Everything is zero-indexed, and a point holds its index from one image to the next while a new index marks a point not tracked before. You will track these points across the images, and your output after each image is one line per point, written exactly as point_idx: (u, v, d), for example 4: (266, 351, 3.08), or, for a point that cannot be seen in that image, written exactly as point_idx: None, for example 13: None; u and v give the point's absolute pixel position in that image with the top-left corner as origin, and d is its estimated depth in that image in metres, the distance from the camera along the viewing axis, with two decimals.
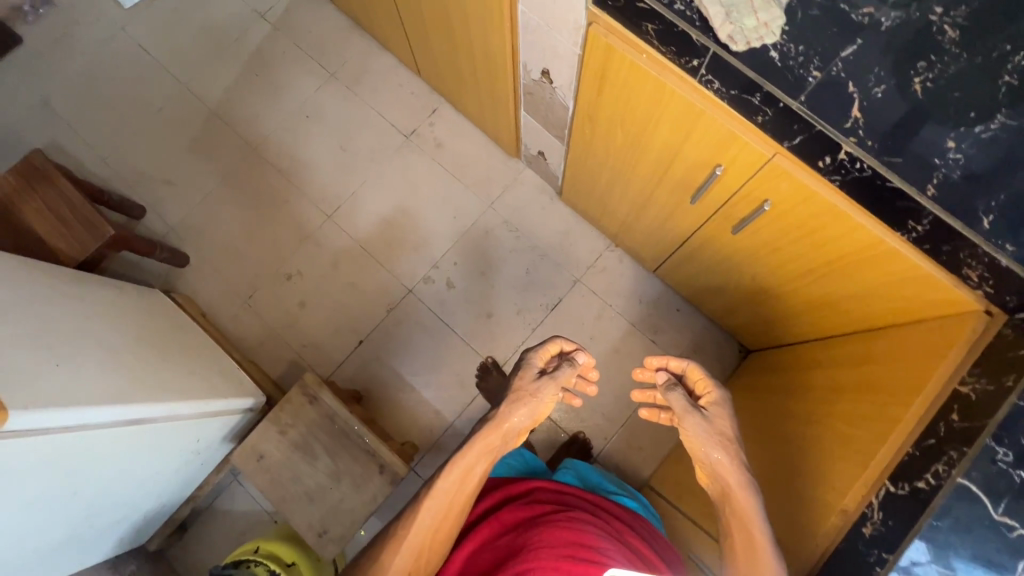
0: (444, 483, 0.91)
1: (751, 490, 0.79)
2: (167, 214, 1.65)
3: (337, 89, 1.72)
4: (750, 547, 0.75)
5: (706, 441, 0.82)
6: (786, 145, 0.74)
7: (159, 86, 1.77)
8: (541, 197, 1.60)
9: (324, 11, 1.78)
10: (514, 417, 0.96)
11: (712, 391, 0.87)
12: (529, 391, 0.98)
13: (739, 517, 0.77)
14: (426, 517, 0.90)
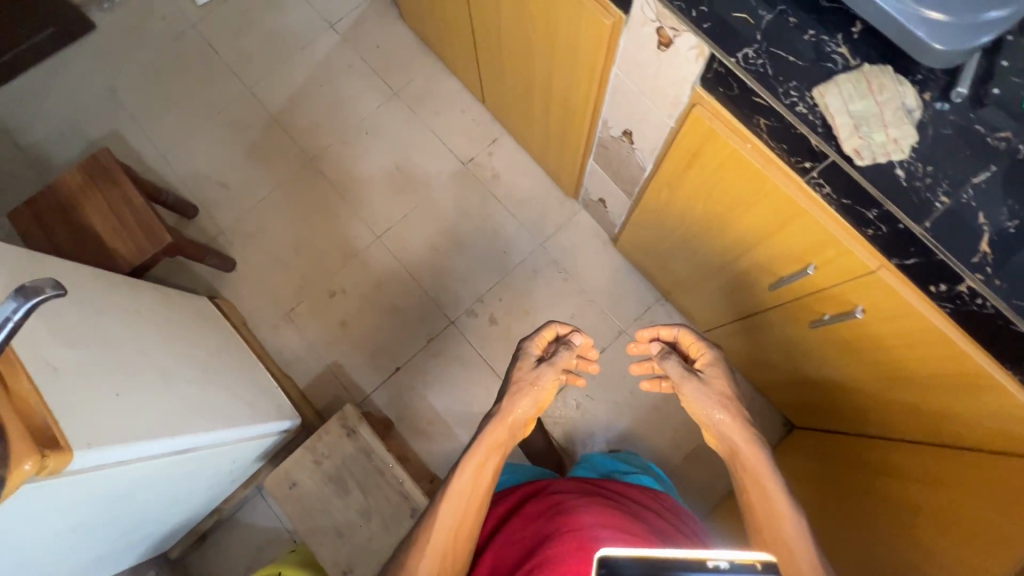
0: (459, 484, 0.86)
1: (757, 447, 0.80)
2: (219, 216, 1.66)
3: (400, 108, 1.72)
4: (768, 512, 0.74)
5: (708, 402, 0.84)
6: (895, 262, 0.71)
7: (224, 87, 1.78)
8: (594, 242, 1.57)
9: (393, 28, 1.78)
10: (519, 407, 0.93)
11: (705, 354, 0.89)
12: (529, 379, 0.95)
13: (753, 481, 0.77)
14: (444, 524, 0.83)
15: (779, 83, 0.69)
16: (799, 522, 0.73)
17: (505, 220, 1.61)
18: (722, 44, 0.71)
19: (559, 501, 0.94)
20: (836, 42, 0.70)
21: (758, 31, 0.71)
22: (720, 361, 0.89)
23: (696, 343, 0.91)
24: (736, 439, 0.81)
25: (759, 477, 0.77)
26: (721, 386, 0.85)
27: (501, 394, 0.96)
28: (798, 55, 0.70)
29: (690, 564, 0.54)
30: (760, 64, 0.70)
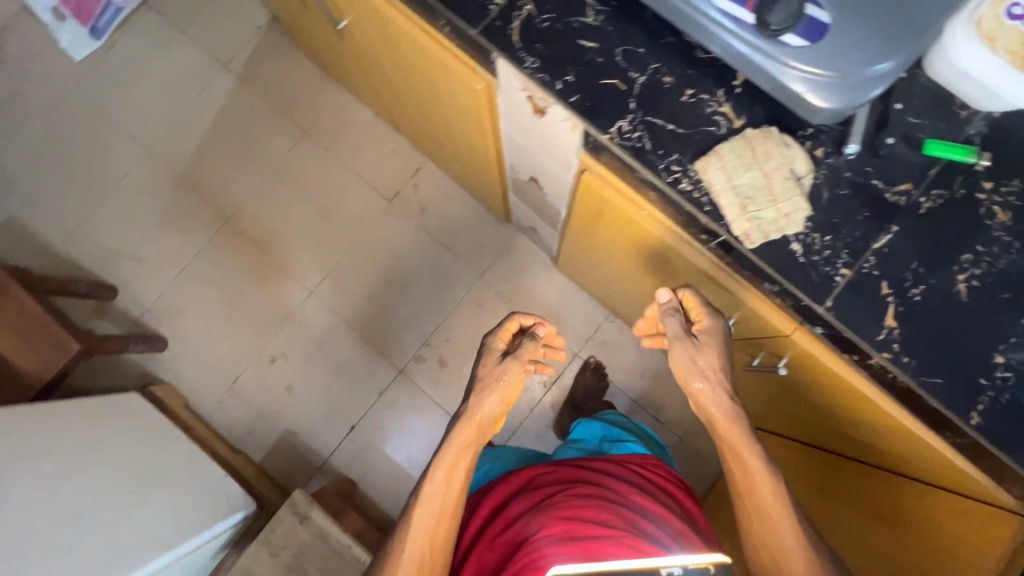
0: (430, 489, 0.84)
1: (738, 416, 0.75)
2: (141, 293, 1.57)
3: (313, 148, 1.61)
4: (745, 477, 0.73)
5: (695, 371, 0.75)
6: (810, 328, 0.65)
7: (122, 150, 1.65)
8: (534, 265, 1.51)
9: (293, 60, 1.64)
10: (488, 406, 0.85)
11: (704, 316, 0.76)
12: (494, 377, 0.86)
13: (736, 456, 0.74)
14: (423, 530, 0.83)
15: (659, 156, 0.62)
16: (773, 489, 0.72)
17: (440, 255, 1.54)
18: (593, 119, 0.64)
19: (536, 503, 0.90)
20: (717, 100, 0.63)
21: (631, 98, 0.64)
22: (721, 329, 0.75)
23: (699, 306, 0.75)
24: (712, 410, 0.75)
25: (739, 450, 0.74)
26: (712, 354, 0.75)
27: (466, 392, 0.88)
28: (676, 121, 0.63)
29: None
30: (636, 137, 0.63)
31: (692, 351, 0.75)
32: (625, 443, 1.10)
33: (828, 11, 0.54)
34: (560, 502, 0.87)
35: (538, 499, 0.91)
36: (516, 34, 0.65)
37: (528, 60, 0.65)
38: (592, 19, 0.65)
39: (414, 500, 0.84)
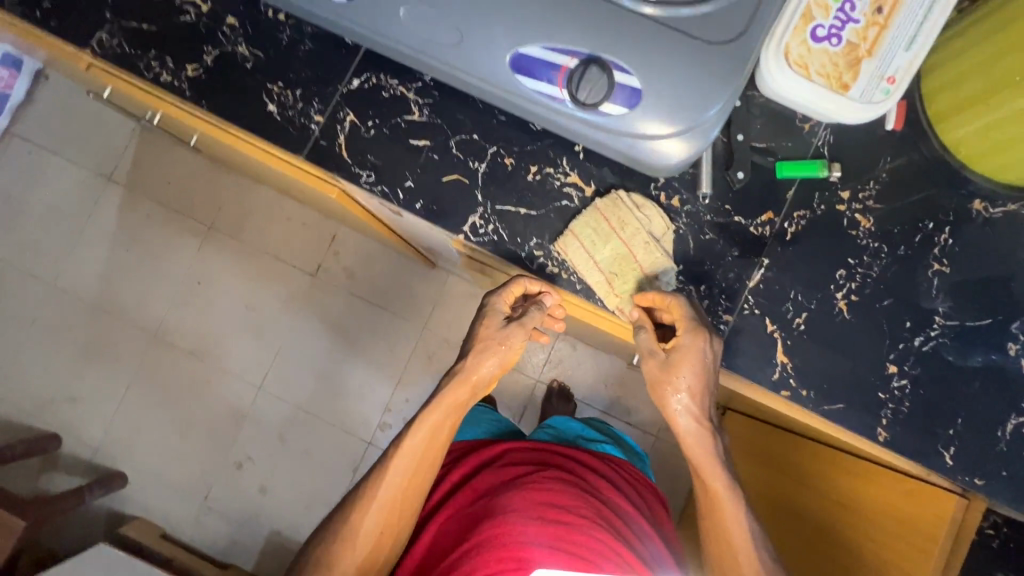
0: (412, 438, 0.82)
1: (708, 440, 0.67)
2: (86, 434, 1.51)
3: (222, 241, 1.54)
4: (709, 500, 0.69)
5: (667, 395, 0.63)
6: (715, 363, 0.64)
7: (24, 292, 1.56)
8: (475, 303, 1.48)
9: (177, 154, 1.57)
10: (483, 367, 0.80)
11: (691, 335, 0.59)
12: (496, 339, 0.80)
13: (705, 484, 0.69)
14: (397, 476, 0.82)
15: (518, 244, 0.62)
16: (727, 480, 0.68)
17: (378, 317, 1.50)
18: (446, 222, 0.63)
19: (514, 477, 0.88)
20: (562, 170, 0.62)
21: (477, 190, 0.62)
22: (709, 353, 0.60)
23: (684, 319, 0.59)
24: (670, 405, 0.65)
25: (703, 464, 0.68)
26: (692, 374, 0.61)
27: (464, 349, 0.83)
28: (528, 203, 0.62)
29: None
30: (492, 229, 0.62)
31: (669, 371, 0.62)
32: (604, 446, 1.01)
33: (636, 76, 0.51)
34: (539, 485, 0.86)
35: (516, 475, 0.88)
36: (343, 150, 0.63)
37: (364, 175, 0.63)
38: (418, 114, 0.63)
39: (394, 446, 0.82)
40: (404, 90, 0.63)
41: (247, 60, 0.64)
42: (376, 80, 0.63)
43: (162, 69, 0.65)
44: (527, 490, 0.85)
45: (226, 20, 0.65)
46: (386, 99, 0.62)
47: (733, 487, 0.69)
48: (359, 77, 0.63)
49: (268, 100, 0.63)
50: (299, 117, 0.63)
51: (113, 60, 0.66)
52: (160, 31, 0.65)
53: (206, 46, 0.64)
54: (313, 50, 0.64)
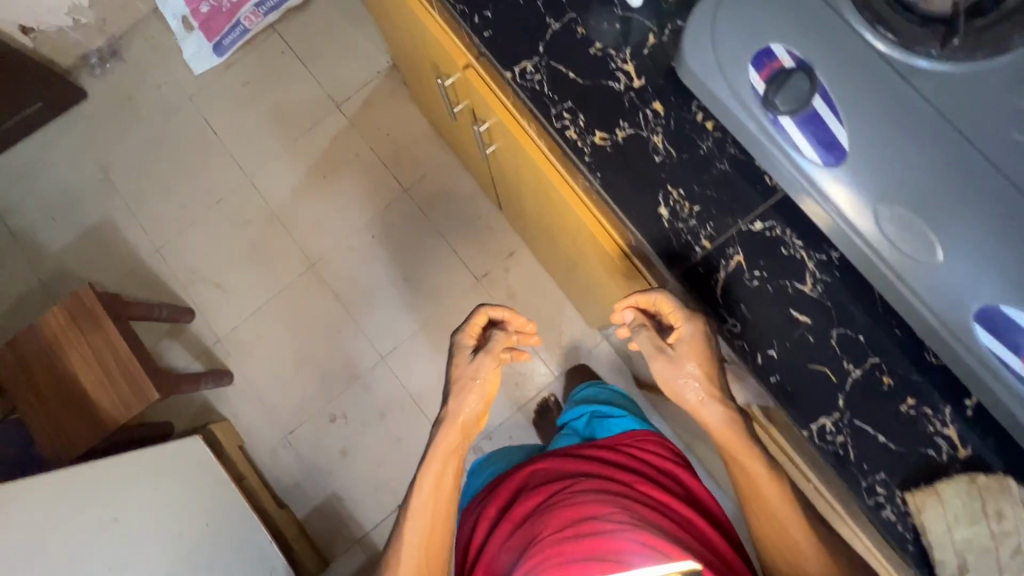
0: (416, 494, 0.84)
1: (741, 428, 0.62)
2: (216, 323, 1.57)
3: (409, 208, 1.57)
4: (752, 488, 0.64)
5: (683, 388, 0.61)
6: None
7: (222, 175, 1.64)
8: (614, 380, 1.45)
9: (407, 112, 1.61)
10: (466, 407, 0.84)
11: (688, 321, 0.59)
12: (467, 376, 0.84)
13: (741, 467, 0.64)
14: (415, 525, 0.84)
15: (855, 465, 0.55)
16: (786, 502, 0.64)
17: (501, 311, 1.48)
18: (790, 406, 0.57)
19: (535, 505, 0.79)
20: (942, 418, 0.54)
21: (840, 392, 0.56)
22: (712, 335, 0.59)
23: (676, 310, 0.60)
24: (691, 399, 0.62)
25: (741, 455, 0.63)
26: (702, 363, 0.60)
27: (445, 397, 0.87)
28: (890, 433, 0.55)
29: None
30: (834, 436, 0.56)
31: (677, 368, 0.60)
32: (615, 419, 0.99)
33: None
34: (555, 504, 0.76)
35: (543, 498, 0.79)
36: (720, 288, 0.59)
37: (728, 321, 0.58)
38: (811, 288, 0.58)
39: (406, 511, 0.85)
40: (805, 256, 0.58)
41: (659, 153, 0.61)
42: (780, 232, 0.59)
43: (572, 123, 0.63)
44: (550, 513, 0.74)
45: (652, 104, 0.62)
46: (785, 257, 0.57)
47: (775, 473, 0.64)
48: (763, 221, 0.59)
49: (661, 203, 0.61)
50: (686, 234, 0.60)
51: (527, 95, 0.64)
52: (585, 85, 0.63)
53: (623, 120, 0.62)
54: (727, 172, 0.60)
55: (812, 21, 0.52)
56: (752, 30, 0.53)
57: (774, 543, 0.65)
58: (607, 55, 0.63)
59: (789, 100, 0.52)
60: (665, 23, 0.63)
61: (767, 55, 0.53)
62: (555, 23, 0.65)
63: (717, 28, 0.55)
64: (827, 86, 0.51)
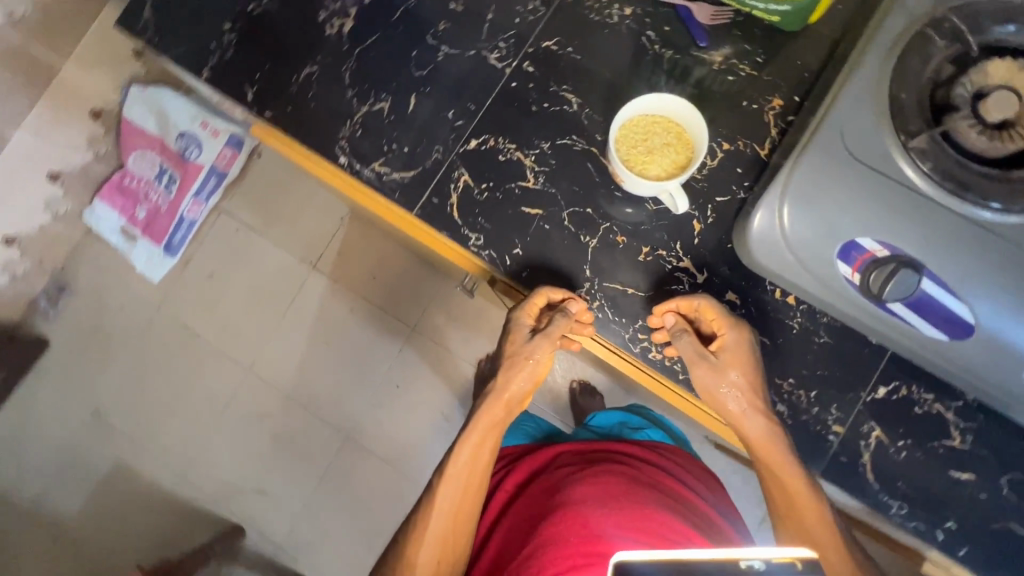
0: (455, 467, 0.62)
1: (787, 443, 0.54)
2: (273, 529, 1.47)
3: (424, 342, 1.50)
4: (788, 501, 0.54)
5: (724, 397, 0.55)
6: None
7: (223, 375, 1.53)
8: None
9: (388, 249, 1.53)
10: (515, 383, 0.63)
11: (733, 327, 0.55)
12: (523, 354, 0.62)
13: (776, 480, 0.54)
14: (447, 506, 0.62)
15: None
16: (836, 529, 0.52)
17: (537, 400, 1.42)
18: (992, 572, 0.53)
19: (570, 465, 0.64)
20: None
21: None
22: (755, 345, 0.56)
23: (719, 317, 0.55)
24: (732, 408, 0.55)
25: (777, 470, 0.54)
26: (745, 373, 0.54)
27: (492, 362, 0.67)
28: None
29: (718, 568, 0.41)
30: None
31: (721, 372, 0.54)
32: (647, 433, 0.76)
33: None
34: (595, 472, 0.62)
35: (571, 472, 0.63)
36: (868, 468, 0.55)
37: (895, 505, 0.54)
38: (959, 440, 0.54)
39: (436, 476, 0.63)
40: (941, 407, 0.55)
41: None
42: (908, 391, 0.55)
43: (650, 341, 0.59)
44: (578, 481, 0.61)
45: (726, 295, 0.58)
46: (924, 419, 0.54)
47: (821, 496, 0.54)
48: (886, 384, 0.55)
49: (776, 398, 0.57)
50: (814, 424, 0.56)
51: (593, 325, 0.60)
52: (649, 298, 0.60)
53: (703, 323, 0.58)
54: (830, 343, 0.56)
55: (891, 203, 0.48)
56: (829, 227, 0.49)
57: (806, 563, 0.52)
58: (659, 258, 0.59)
59: (897, 291, 0.47)
60: (704, 206, 0.59)
61: (851, 246, 0.49)
62: (592, 239, 0.60)
63: (787, 230, 0.51)
64: (933, 267, 0.47)
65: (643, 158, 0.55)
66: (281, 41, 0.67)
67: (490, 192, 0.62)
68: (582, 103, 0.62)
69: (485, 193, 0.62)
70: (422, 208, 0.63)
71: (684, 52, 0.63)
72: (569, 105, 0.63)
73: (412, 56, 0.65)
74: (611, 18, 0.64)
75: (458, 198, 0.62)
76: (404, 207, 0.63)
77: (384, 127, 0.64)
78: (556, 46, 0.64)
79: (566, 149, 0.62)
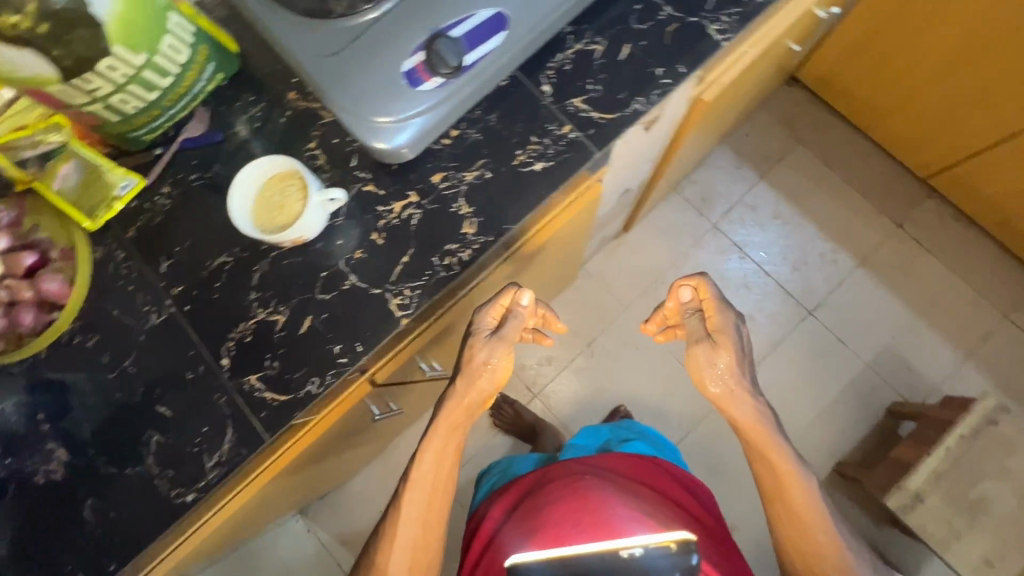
0: (420, 471, 0.71)
1: (767, 419, 0.71)
2: None
3: (464, 471, 1.46)
4: (773, 478, 0.70)
5: (711, 377, 0.71)
6: None
7: None
8: (623, 252, 1.53)
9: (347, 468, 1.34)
10: (474, 389, 0.70)
11: (720, 311, 0.70)
12: (478, 358, 0.70)
13: (760, 452, 0.71)
14: (414, 513, 0.71)
15: (747, 2, 0.67)
16: (807, 489, 0.69)
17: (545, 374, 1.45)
18: (705, 51, 0.66)
19: (553, 483, 0.75)
20: None
21: (690, 17, 0.67)
22: (738, 331, 0.71)
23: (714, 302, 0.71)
24: (720, 389, 0.70)
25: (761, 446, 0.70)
26: (733, 355, 0.70)
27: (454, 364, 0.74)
28: None
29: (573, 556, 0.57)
30: (726, 18, 0.67)
31: (710, 355, 0.70)
32: (632, 443, 0.88)
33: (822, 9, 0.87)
34: (573, 489, 0.72)
35: (551, 488, 0.74)
36: (602, 116, 0.65)
37: (638, 103, 0.65)
38: (599, 44, 0.67)
39: (405, 480, 0.72)
40: (570, 50, 0.67)
41: (483, 172, 0.66)
42: (551, 69, 0.67)
43: (455, 253, 0.64)
44: (555, 500, 0.72)
45: (436, 181, 0.66)
46: (576, 65, 0.67)
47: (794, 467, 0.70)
48: (542, 82, 0.67)
49: (530, 165, 0.65)
50: (558, 143, 0.65)
51: (426, 299, 0.64)
52: (417, 242, 0.65)
53: (452, 204, 0.65)
54: (498, 113, 0.67)
55: (384, 35, 0.58)
56: (389, 84, 0.59)
57: (792, 533, 0.70)
58: (386, 226, 0.66)
59: (453, 55, 0.58)
60: (356, 175, 0.67)
61: (407, 73, 0.59)
62: (351, 277, 0.65)
63: (385, 119, 0.60)
64: (445, 22, 0.58)
65: (285, 211, 0.61)
66: (47, 532, 0.63)
67: (276, 357, 0.64)
68: (230, 252, 0.67)
69: (274, 363, 0.64)
70: (267, 427, 0.63)
71: (220, 151, 0.70)
72: (228, 263, 0.67)
73: (120, 397, 0.65)
74: (164, 204, 0.69)
75: (271, 388, 0.63)
76: (260, 446, 0.63)
77: (177, 446, 0.63)
78: (169, 259, 0.68)
79: (265, 277, 0.66)
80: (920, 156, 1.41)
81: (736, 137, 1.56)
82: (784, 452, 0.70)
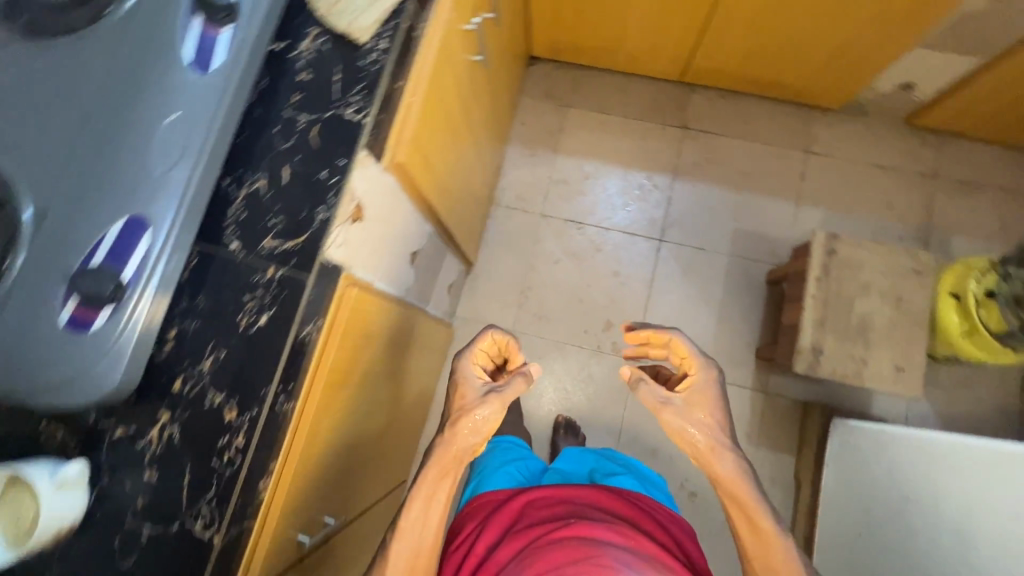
0: (409, 520, 0.67)
1: (747, 477, 0.67)
2: None
3: None
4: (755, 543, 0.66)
5: (686, 432, 0.69)
6: None
7: None
8: (481, 282, 1.54)
9: None
10: (462, 437, 0.69)
11: (700, 368, 0.71)
12: (465, 406, 0.70)
13: (738, 509, 0.67)
14: (400, 566, 0.66)
15: (365, 74, 0.69)
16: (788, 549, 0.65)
17: None
18: (353, 135, 0.68)
19: (544, 524, 0.74)
20: (294, 47, 0.70)
21: (324, 113, 0.69)
22: (718, 390, 0.71)
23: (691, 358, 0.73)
24: (696, 440, 0.68)
25: (742, 502, 0.66)
26: (710, 411, 0.69)
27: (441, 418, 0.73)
28: (330, 70, 0.70)
29: None
30: (355, 97, 0.69)
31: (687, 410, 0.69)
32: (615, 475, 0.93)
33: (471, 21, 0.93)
34: (571, 530, 0.70)
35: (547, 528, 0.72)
36: (295, 242, 0.65)
37: (320, 213, 0.66)
38: (258, 180, 0.67)
39: (389, 534, 0.68)
40: (236, 198, 0.67)
41: (216, 355, 0.64)
42: (229, 225, 0.66)
43: (231, 446, 0.62)
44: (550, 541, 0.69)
45: (178, 388, 0.63)
46: (249, 210, 0.66)
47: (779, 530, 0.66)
48: (227, 241, 0.66)
49: (256, 323, 0.64)
50: (269, 289, 0.65)
51: (229, 505, 0.61)
52: (192, 457, 0.62)
53: (205, 401, 0.63)
54: (201, 291, 0.65)
55: (29, 301, 0.57)
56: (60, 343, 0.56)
57: None
58: (154, 458, 0.62)
59: (102, 284, 0.56)
60: (100, 427, 0.63)
61: (69, 322, 0.56)
62: (147, 527, 0.61)
63: (78, 375, 0.57)
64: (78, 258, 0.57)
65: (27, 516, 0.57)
66: None
67: None
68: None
69: None
70: None
71: None
72: None
73: None
74: None
75: None
76: None
77: None
78: None
79: None
80: (663, 66, 1.52)
81: (516, 132, 1.62)
82: (763, 510, 0.66)
